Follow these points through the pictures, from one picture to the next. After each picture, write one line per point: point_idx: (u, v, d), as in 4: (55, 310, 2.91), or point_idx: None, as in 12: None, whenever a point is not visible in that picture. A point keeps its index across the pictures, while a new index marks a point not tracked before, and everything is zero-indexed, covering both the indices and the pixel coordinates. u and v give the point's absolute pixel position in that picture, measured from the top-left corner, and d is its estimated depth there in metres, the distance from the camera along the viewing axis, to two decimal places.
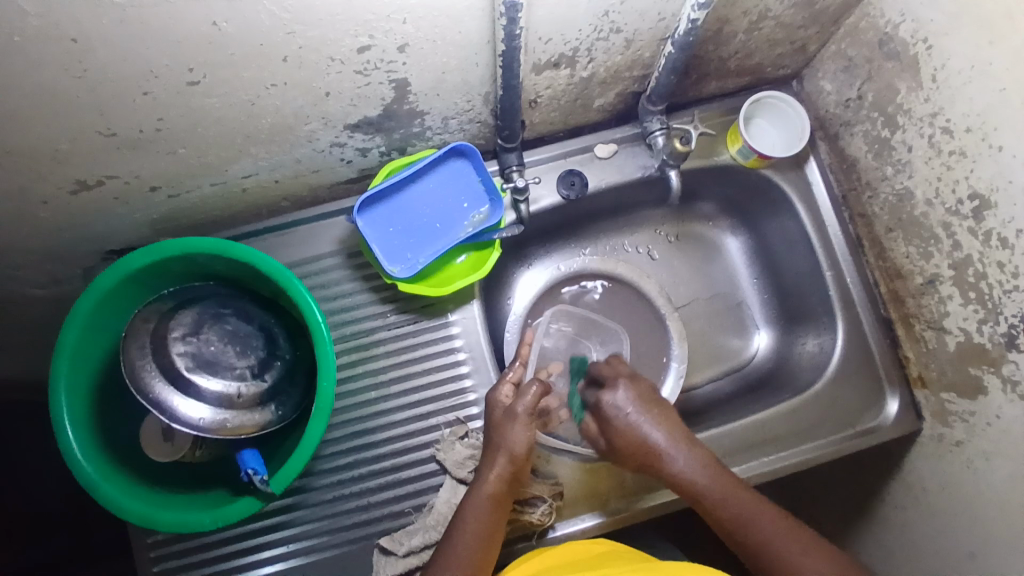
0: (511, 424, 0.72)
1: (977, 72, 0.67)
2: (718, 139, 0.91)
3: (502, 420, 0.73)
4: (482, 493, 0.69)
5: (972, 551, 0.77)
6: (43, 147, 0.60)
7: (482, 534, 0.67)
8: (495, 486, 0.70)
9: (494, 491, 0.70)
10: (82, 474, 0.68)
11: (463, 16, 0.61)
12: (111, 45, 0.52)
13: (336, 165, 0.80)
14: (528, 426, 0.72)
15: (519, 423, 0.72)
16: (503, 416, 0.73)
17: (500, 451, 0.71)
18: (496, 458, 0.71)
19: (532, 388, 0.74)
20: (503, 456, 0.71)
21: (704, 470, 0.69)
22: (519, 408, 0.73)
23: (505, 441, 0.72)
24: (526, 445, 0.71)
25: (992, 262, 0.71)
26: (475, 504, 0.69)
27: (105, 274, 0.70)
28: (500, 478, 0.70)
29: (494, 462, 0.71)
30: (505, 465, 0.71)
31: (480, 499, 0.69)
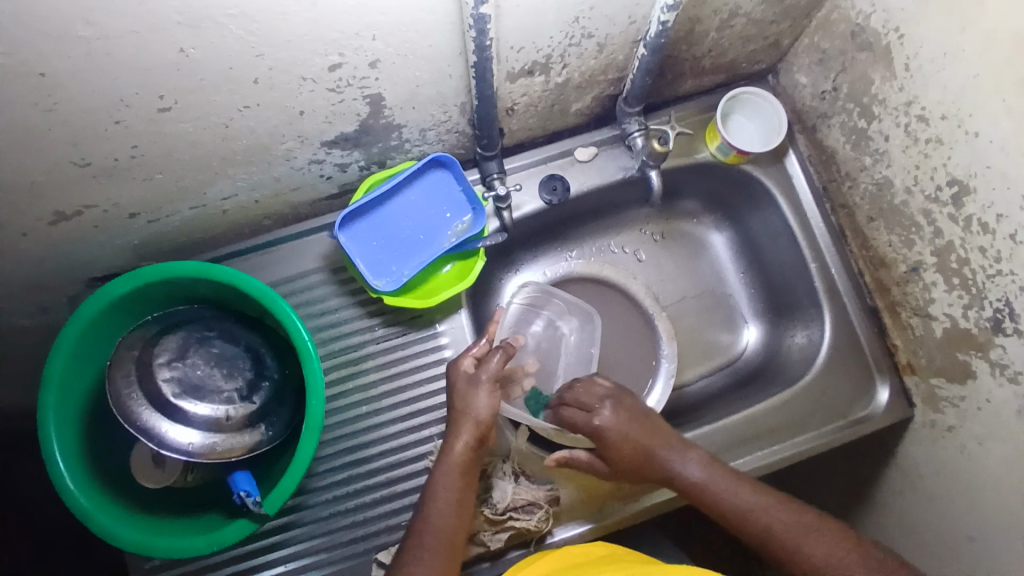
0: (474, 391, 0.73)
1: (950, 58, 0.67)
2: (696, 137, 0.91)
3: (467, 388, 0.73)
4: (449, 462, 0.70)
5: (971, 535, 0.78)
6: (19, 181, 0.60)
7: (453, 500, 0.68)
8: (464, 454, 0.71)
9: (463, 459, 0.70)
10: (76, 507, 0.68)
11: (431, 30, 0.61)
12: (79, 79, 0.52)
13: (316, 181, 0.80)
14: (491, 392, 0.73)
15: (484, 390, 0.73)
16: (467, 384, 0.73)
17: (468, 418, 0.71)
18: (463, 425, 0.71)
19: (499, 355, 0.75)
20: (469, 422, 0.71)
21: (707, 469, 0.70)
22: (485, 374, 0.74)
23: (471, 408, 0.72)
24: (489, 410, 0.72)
25: (974, 248, 0.71)
26: (443, 473, 0.69)
27: (87, 304, 0.70)
28: (468, 445, 0.71)
29: (461, 430, 0.71)
30: (471, 432, 0.71)
31: (449, 467, 0.70)
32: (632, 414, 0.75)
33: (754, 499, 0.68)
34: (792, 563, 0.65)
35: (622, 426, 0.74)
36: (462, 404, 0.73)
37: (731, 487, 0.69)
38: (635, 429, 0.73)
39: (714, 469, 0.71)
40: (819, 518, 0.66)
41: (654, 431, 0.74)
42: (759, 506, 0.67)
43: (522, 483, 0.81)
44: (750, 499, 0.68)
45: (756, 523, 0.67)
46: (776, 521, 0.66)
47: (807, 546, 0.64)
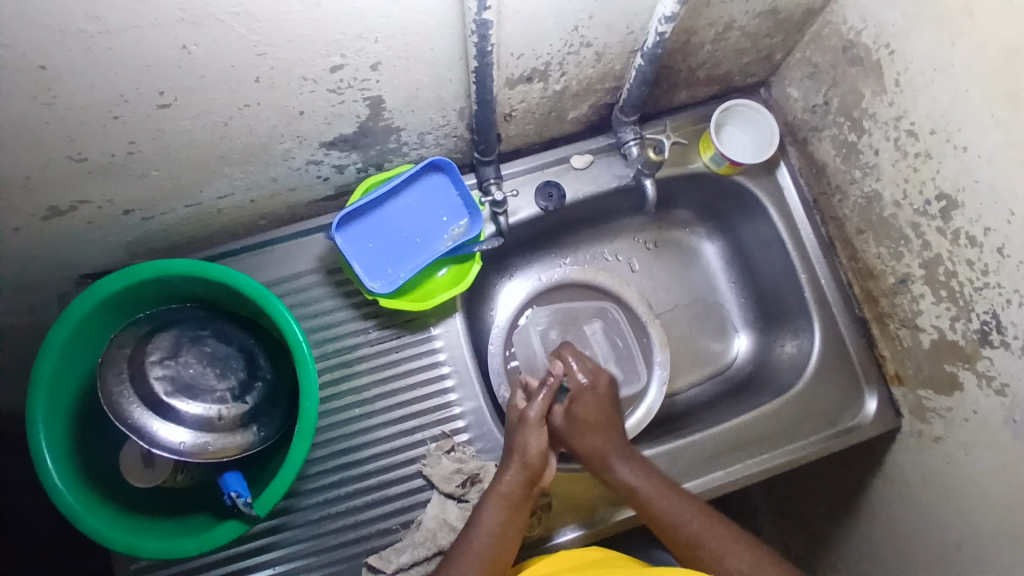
0: (527, 429, 0.77)
1: (939, 74, 0.69)
2: (691, 147, 0.93)
3: (518, 425, 0.78)
4: (497, 495, 0.73)
5: (958, 545, 0.79)
6: (14, 175, 0.59)
7: (496, 530, 0.71)
8: (510, 488, 0.74)
9: (509, 492, 0.73)
10: (63, 507, 0.67)
11: (433, 34, 0.62)
12: (80, 73, 0.52)
13: (313, 182, 0.80)
14: (541, 432, 0.77)
15: (532, 426, 0.77)
16: (519, 421, 0.78)
17: (515, 455, 0.75)
18: (511, 461, 0.75)
19: (544, 392, 0.80)
20: (519, 459, 0.75)
21: (643, 469, 0.77)
22: (531, 415, 0.78)
23: (519, 444, 0.76)
24: (539, 449, 0.76)
25: (962, 260, 0.73)
26: (491, 506, 0.73)
27: (78, 300, 0.69)
28: (516, 481, 0.74)
29: (509, 465, 0.75)
30: (518, 469, 0.75)
31: (497, 501, 0.73)
32: (600, 400, 0.84)
33: (685, 511, 0.72)
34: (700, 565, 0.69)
35: (592, 406, 0.82)
36: (514, 442, 0.77)
37: (658, 489, 0.75)
38: (600, 412, 0.82)
39: (648, 474, 0.76)
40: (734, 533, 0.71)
41: (609, 419, 0.82)
42: (687, 513, 0.72)
43: None
44: (667, 500, 0.73)
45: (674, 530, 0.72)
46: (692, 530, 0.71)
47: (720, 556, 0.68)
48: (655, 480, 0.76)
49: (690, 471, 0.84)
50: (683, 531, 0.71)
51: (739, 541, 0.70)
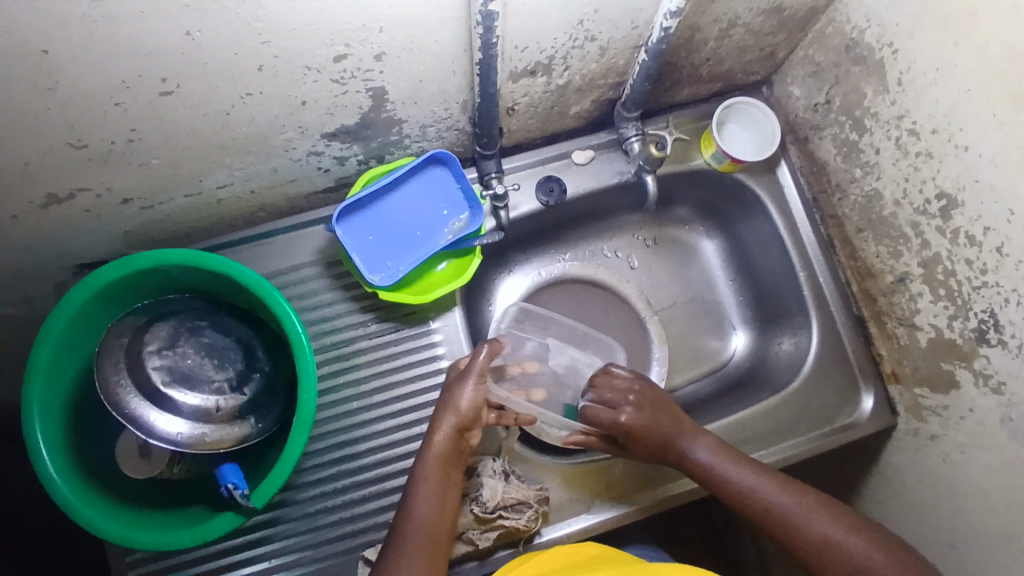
0: (457, 384, 0.74)
1: (942, 74, 0.69)
2: (692, 144, 0.93)
3: (454, 380, 0.75)
4: (431, 456, 0.71)
5: (952, 543, 0.79)
6: (11, 162, 0.59)
7: (435, 494, 0.69)
8: (444, 447, 0.72)
9: (441, 452, 0.71)
10: (58, 497, 0.66)
11: (438, 26, 0.61)
12: (81, 59, 0.51)
13: (313, 174, 0.80)
14: (471, 386, 0.74)
15: (466, 382, 0.74)
16: (456, 377, 0.75)
17: (448, 411, 0.73)
18: (444, 417, 0.73)
19: (482, 351, 0.76)
20: (450, 415, 0.73)
21: (715, 454, 0.74)
22: (471, 369, 0.75)
23: (451, 400, 0.73)
24: (472, 402, 0.73)
25: (961, 260, 0.73)
26: (427, 468, 0.70)
27: (76, 289, 0.69)
28: (448, 438, 0.72)
29: (442, 422, 0.73)
30: (451, 426, 0.72)
31: (430, 461, 0.71)
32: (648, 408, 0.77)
33: (758, 480, 0.70)
34: (792, 543, 0.67)
35: (644, 423, 0.76)
36: (444, 398, 0.74)
37: (735, 469, 0.72)
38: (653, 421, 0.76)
39: (721, 453, 0.74)
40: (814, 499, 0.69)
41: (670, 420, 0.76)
42: (763, 488, 0.70)
43: (512, 481, 0.80)
44: (746, 476, 0.71)
45: (760, 505, 0.69)
46: (777, 501, 0.69)
47: (809, 530, 0.67)
48: (728, 456, 0.74)
49: None
50: (765, 504, 0.69)
51: (823, 508, 0.68)
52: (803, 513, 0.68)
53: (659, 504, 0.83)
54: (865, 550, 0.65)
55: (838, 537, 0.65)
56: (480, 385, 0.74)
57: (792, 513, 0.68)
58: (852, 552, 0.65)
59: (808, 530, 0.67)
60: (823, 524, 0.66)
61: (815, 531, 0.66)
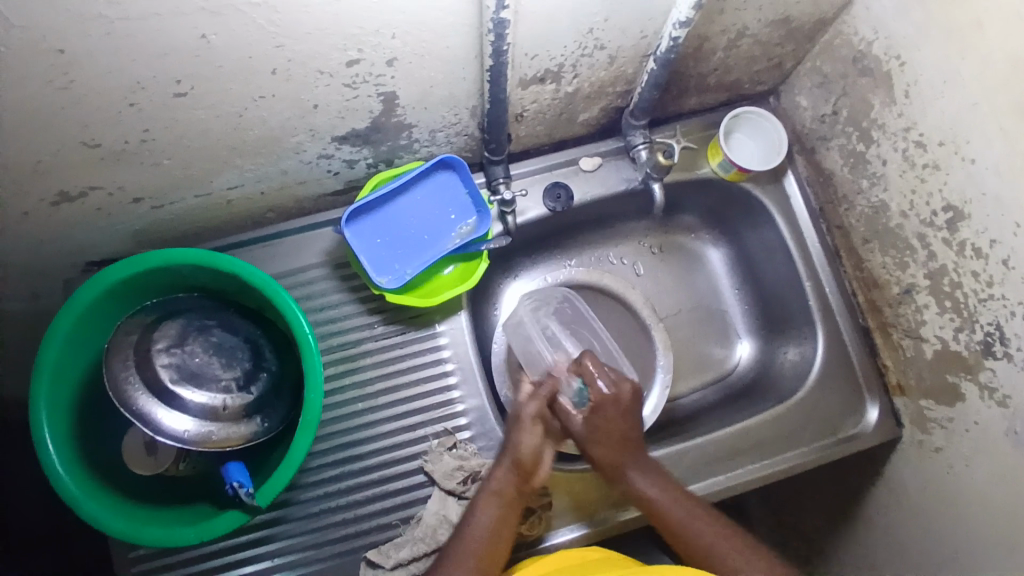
0: (522, 425, 0.74)
1: (949, 86, 0.69)
2: (699, 153, 0.93)
3: (514, 422, 0.75)
4: (488, 494, 0.71)
5: (955, 555, 0.79)
6: (26, 159, 0.60)
7: (489, 531, 0.68)
8: (502, 486, 0.71)
9: (501, 490, 0.71)
10: (64, 492, 0.67)
11: (449, 32, 0.62)
12: (98, 57, 0.52)
13: (323, 176, 0.81)
14: (533, 429, 0.74)
15: (528, 424, 0.74)
16: (516, 418, 0.75)
17: (509, 452, 0.73)
18: (504, 458, 0.73)
19: (543, 389, 0.76)
20: (511, 454, 0.73)
21: (662, 484, 0.72)
22: (524, 412, 0.74)
23: (514, 442, 0.73)
24: (534, 446, 0.73)
25: (967, 272, 0.73)
26: (483, 505, 0.70)
27: (86, 286, 0.69)
28: (507, 477, 0.72)
29: (501, 463, 0.73)
30: (511, 466, 0.72)
31: (488, 499, 0.70)
32: (619, 401, 0.75)
33: (698, 518, 0.69)
34: None
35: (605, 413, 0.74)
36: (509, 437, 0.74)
37: (680, 506, 0.71)
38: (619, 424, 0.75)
39: (667, 490, 0.72)
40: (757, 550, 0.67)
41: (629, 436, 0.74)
42: (702, 528, 0.69)
43: None
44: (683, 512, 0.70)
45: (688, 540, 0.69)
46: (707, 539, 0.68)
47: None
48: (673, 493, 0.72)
49: (691, 474, 0.85)
50: (699, 543, 0.68)
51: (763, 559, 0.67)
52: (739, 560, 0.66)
53: (614, 527, 0.82)
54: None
55: None
56: (541, 427, 0.74)
57: (729, 559, 0.66)
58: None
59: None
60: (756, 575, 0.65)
61: None
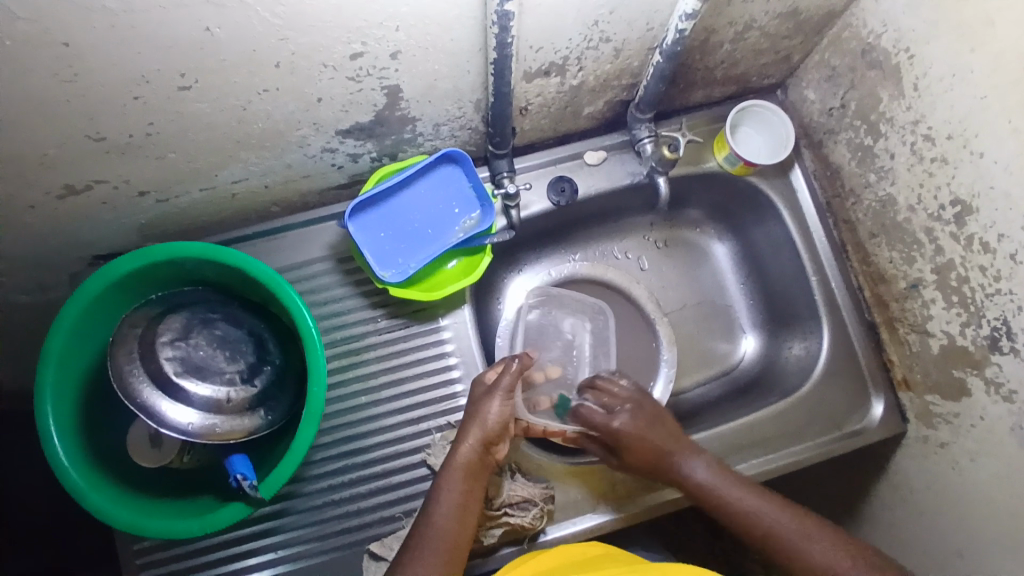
0: (487, 399, 0.74)
1: (958, 80, 0.68)
2: (705, 147, 0.93)
3: (483, 394, 0.75)
4: (455, 465, 0.71)
5: (959, 551, 0.79)
6: (31, 152, 0.60)
7: (457, 502, 0.69)
8: (467, 457, 0.71)
9: (466, 461, 0.71)
10: (69, 484, 0.67)
11: (454, 24, 0.62)
12: (102, 50, 0.52)
13: (327, 170, 0.80)
14: (504, 400, 0.74)
15: (495, 396, 0.74)
16: (483, 392, 0.75)
17: (474, 422, 0.73)
18: (469, 429, 0.72)
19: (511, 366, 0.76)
20: (477, 425, 0.72)
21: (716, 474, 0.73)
22: (500, 384, 0.74)
23: (480, 413, 0.73)
24: (499, 418, 0.73)
25: (974, 267, 0.72)
26: (449, 476, 0.70)
27: (92, 279, 0.70)
28: (472, 448, 0.72)
29: (467, 433, 0.72)
30: (477, 437, 0.72)
31: (453, 469, 0.71)
32: (643, 420, 0.78)
33: (757, 501, 0.70)
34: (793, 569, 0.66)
35: (639, 430, 0.77)
36: (470, 409, 0.74)
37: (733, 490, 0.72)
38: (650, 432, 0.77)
39: (718, 470, 0.74)
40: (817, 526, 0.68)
41: (669, 435, 0.77)
42: (759, 508, 0.70)
43: (517, 479, 0.80)
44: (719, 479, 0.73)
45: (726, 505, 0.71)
46: (743, 504, 0.70)
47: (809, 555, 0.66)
48: (722, 472, 0.74)
49: None
50: (760, 525, 0.69)
51: (823, 532, 0.67)
52: (800, 538, 0.67)
53: (637, 515, 0.82)
54: (816, 551, 0.66)
55: (836, 564, 0.64)
56: (511, 400, 0.74)
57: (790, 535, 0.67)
58: (812, 560, 0.65)
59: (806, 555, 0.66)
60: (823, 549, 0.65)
61: (816, 558, 0.65)
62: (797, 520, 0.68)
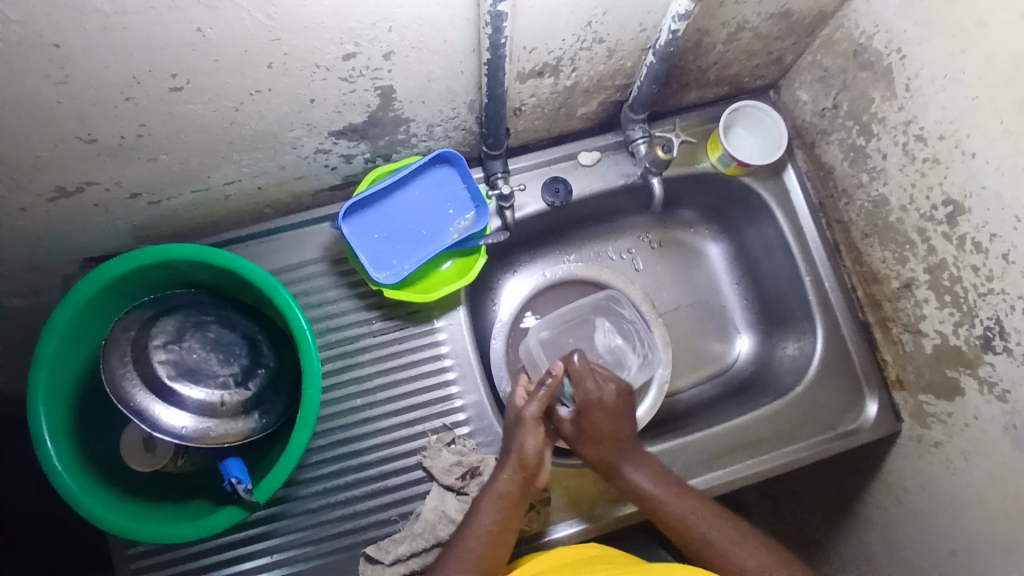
0: (523, 428, 0.76)
1: (950, 80, 0.69)
2: (699, 147, 0.93)
3: (514, 424, 0.77)
4: (494, 495, 0.73)
5: (954, 550, 0.79)
6: (22, 154, 0.59)
7: (491, 531, 0.70)
8: (506, 488, 0.73)
9: (505, 492, 0.73)
10: (62, 488, 0.67)
11: (447, 26, 0.62)
12: (93, 52, 0.52)
13: (320, 172, 0.80)
14: (534, 429, 0.76)
15: (529, 425, 0.76)
16: (515, 421, 0.77)
17: (512, 454, 0.75)
18: (507, 461, 0.75)
19: (542, 390, 0.77)
20: (516, 458, 0.75)
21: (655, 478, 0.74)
22: (525, 413, 0.76)
23: (517, 444, 0.75)
24: (536, 449, 0.75)
25: (967, 266, 0.73)
26: (487, 505, 0.72)
27: (85, 282, 0.69)
28: (512, 480, 0.74)
29: (505, 464, 0.75)
30: (514, 467, 0.74)
31: (492, 499, 0.72)
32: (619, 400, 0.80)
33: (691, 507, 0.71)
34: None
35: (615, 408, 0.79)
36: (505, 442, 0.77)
37: (672, 497, 0.72)
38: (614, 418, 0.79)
39: (658, 476, 0.75)
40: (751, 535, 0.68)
41: (619, 434, 0.78)
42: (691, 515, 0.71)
43: None
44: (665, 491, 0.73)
45: (663, 511, 0.72)
46: (678, 510, 0.71)
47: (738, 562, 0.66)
48: (661, 479, 0.74)
49: (691, 470, 0.84)
50: (693, 533, 0.70)
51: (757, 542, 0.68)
52: (733, 544, 0.67)
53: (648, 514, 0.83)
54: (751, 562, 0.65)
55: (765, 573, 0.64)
56: (541, 429, 0.76)
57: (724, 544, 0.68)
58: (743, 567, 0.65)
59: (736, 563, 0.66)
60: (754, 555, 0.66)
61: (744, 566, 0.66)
62: (732, 529, 0.69)
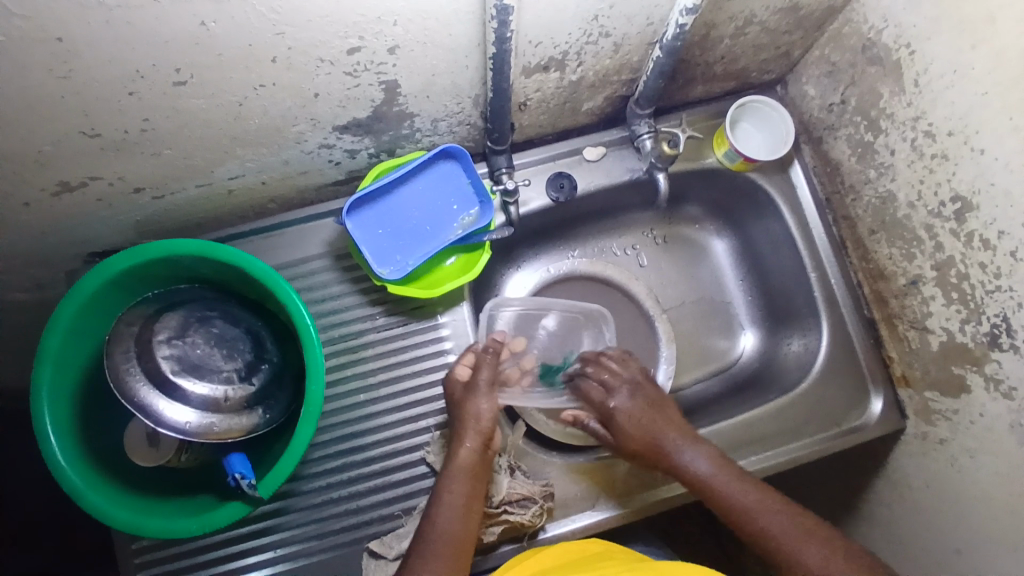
0: (473, 397, 0.74)
1: (959, 76, 0.68)
2: (705, 143, 0.92)
3: (466, 393, 0.75)
4: (458, 468, 0.71)
5: (958, 547, 0.79)
6: (25, 149, 0.59)
7: (460, 504, 0.68)
8: (468, 459, 0.72)
9: (468, 464, 0.71)
10: (66, 483, 0.67)
11: (452, 20, 0.61)
12: (96, 46, 0.51)
13: (324, 166, 0.80)
14: (486, 398, 0.74)
15: (482, 395, 0.74)
16: (465, 392, 0.75)
17: (470, 426, 0.73)
18: (466, 433, 0.73)
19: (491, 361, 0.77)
20: (473, 427, 0.73)
21: (708, 465, 0.72)
22: (479, 381, 0.75)
23: (471, 415, 0.73)
24: (491, 415, 0.74)
25: (974, 264, 0.72)
26: (451, 478, 0.70)
27: (88, 277, 0.69)
28: (473, 450, 0.72)
29: (465, 436, 0.73)
30: (474, 437, 0.73)
31: (457, 473, 0.70)
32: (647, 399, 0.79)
33: (753, 498, 0.68)
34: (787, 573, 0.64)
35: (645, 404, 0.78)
36: (459, 413, 0.74)
37: (730, 485, 0.70)
38: (647, 416, 0.77)
39: (713, 464, 0.72)
40: (811, 525, 0.66)
41: (664, 422, 0.76)
42: (754, 506, 0.68)
43: (519, 477, 0.80)
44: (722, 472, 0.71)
45: (719, 499, 0.70)
46: (735, 500, 0.69)
47: (800, 558, 0.63)
48: (719, 468, 0.72)
49: None
50: (759, 526, 0.67)
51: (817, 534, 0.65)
52: (794, 539, 0.65)
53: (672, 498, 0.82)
54: (809, 554, 0.63)
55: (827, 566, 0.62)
56: (493, 397, 0.75)
57: (783, 537, 0.65)
58: (805, 562, 0.63)
59: (800, 557, 0.64)
60: (813, 550, 0.63)
61: (806, 560, 0.63)
62: (798, 521, 0.66)
